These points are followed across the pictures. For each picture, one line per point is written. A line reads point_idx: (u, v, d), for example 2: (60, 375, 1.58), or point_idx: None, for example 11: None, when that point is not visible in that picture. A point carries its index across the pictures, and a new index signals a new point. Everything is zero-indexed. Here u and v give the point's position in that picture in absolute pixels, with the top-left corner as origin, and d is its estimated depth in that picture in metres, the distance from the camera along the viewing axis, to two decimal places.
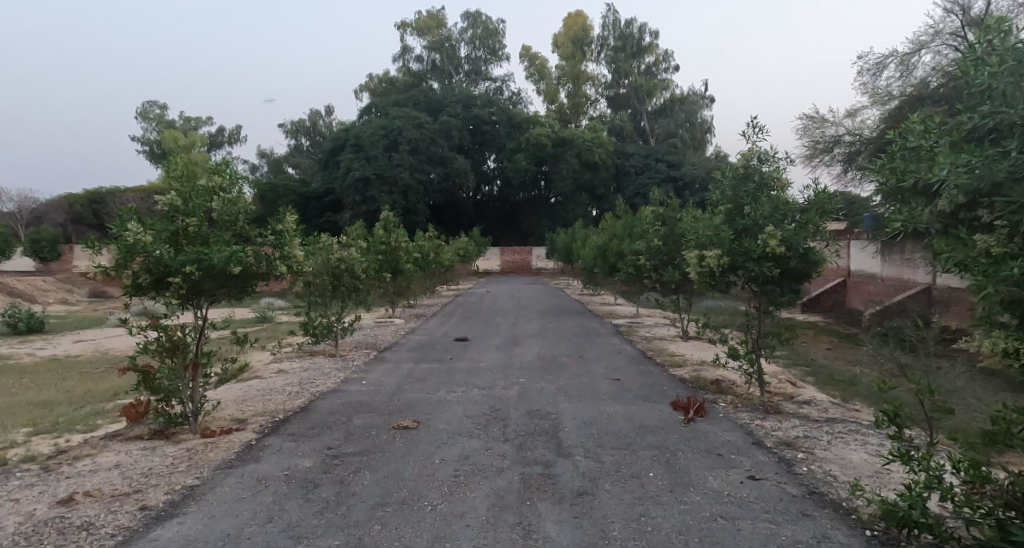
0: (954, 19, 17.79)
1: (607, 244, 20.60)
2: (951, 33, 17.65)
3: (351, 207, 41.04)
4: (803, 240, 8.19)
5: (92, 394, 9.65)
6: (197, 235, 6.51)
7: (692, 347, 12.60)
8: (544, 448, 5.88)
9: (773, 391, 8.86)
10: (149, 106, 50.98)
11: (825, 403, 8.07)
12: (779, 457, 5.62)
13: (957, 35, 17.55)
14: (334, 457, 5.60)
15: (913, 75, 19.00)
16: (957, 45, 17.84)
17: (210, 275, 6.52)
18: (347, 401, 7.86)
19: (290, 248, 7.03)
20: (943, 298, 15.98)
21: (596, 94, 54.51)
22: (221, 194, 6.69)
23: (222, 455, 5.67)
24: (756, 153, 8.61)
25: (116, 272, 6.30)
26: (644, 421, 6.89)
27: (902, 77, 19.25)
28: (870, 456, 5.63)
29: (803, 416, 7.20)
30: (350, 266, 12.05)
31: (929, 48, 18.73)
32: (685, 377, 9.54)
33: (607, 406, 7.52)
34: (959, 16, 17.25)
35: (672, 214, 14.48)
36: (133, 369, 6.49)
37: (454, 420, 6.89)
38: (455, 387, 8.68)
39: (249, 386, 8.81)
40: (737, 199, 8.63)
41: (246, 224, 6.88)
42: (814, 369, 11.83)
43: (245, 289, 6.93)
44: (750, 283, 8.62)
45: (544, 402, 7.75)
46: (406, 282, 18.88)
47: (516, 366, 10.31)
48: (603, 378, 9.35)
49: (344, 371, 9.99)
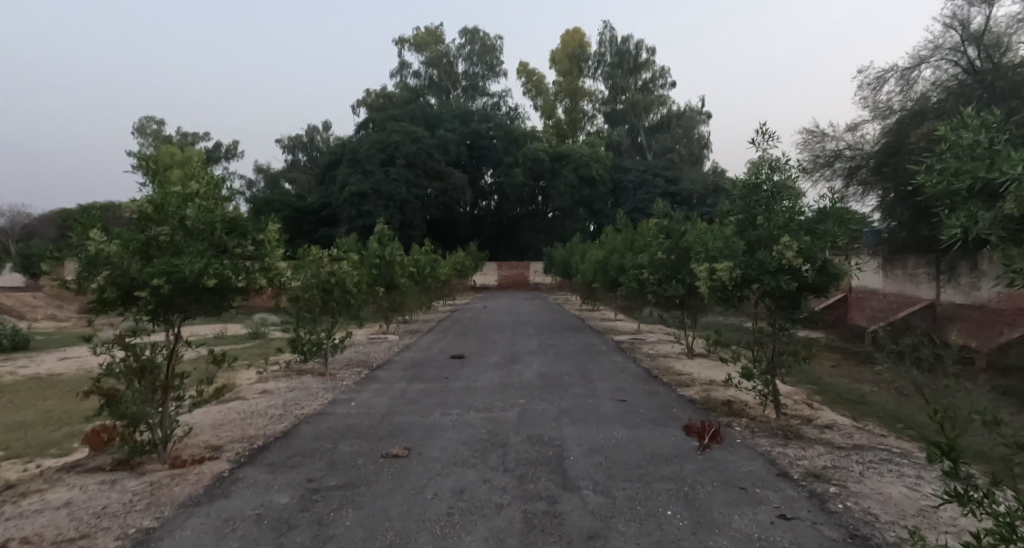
0: (954, 34, 17.54)
1: (607, 258, 20.17)
2: (951, 48, 17.47)
3: (347, 221, 40.67)
4: (823, 251, 7.61)
5: (67, 415, 9.11)
6: (169, 245, 5.95)
7: (698, 365, 12.00)
8: (548, 480, 5.31)
9: (790, 413, 8.31)
10: (145, 120, 50.73)
11: (847, 426, 7.53)
12: (809, 492, 5.05)
13: (957, 50, 17.36)
14: (314, 492, 5.01)
15: (914, 90, 18.70)
16: (957, 60, 17.58)
17: (183, 290, 5.91)
18: (333, 425, 7.28)
19: (272, 259, 6.48)
20: (950, 313, 16.07)
21: (594, 110, 54.37)
22: (192, 198, 6.08)
23: (188, 490, 5.05)
24: (766, 162, 8.13)
25: (79, 286, 5.71)
26: (656, 448, 6.32)
27: (902, 92, 18.95)
28: (911, 491, 5.06)
29: (828, 442, 6.62)
30: (341, 280, 11.50)
31: (929, 62, 18.50)
32: (694, 399, 9.02)
33: (615, 431, 6.95)
34: (959, 32, 17.09)
35: (677, 226, 13.84)
36: (97, 392, 5.88)
37: (448, 447, 6.31)
38: (451, 409, 8.11)
39: (230, 408, 8.22)
40: (749, 209, 8.09)
41: (224, 234, 6.28)
42: (823, 388, 11.47)
43: (222, 305, 6.30)
44: (765, 297, 8.04)
45: (546, 426, 7.19)
46: (401, 298, 18.34)
47: (515, 386, 9.71)
48: (608, 400, 8.76)
49: (333, 392, 9.41)
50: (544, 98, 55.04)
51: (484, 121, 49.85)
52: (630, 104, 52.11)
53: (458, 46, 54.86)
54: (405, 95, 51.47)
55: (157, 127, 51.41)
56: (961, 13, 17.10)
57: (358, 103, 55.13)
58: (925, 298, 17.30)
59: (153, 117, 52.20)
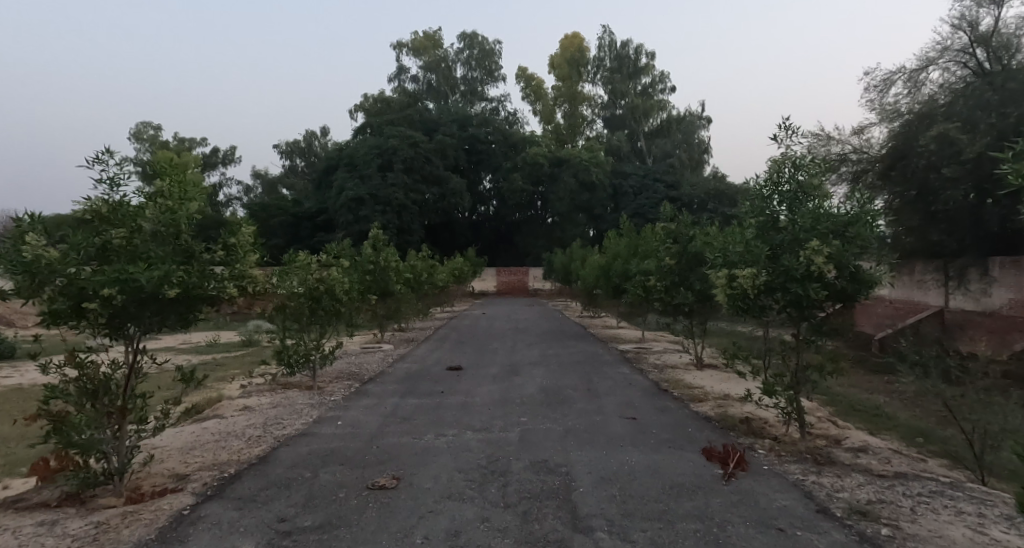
0: (963, 35, 16.94)
1: (610, 264, 19.48)
2: (959, 50, 16.87)
3: (344, 226, 40.03)
4: (854, 256, 6.97)
5: (33, 431, 8.39)
6: (128, 250, 5.28)
7: (709, 377, 11.32)
8: (556, 519, 4.63)
9: (815, 432, 7.63)
10: (141, 126, 50.15)
11: (881, 450, 6.84)
12: (858, 535, 4.37)
13: (965, 51, 16.77)
14: (285, 536, 4.32)
15: (922, 93, 18.08)
16: (965, 62, 16.99)
17: (141, 300, 5.22)
18: (315, 448, 6.58)
19: (244, 267, 5.82)
20: (958, 320, 15.78)
21: (593, 115, 53.86)
22: (152, 199, 5.53)
23: (139, 534, 4.36)
24: (789, 159, 7.52)
25: (24, 298, 5.03)
26: (675, 477, 5.64)
27: (910, 94, 18.32)
28: (975, 533, 4.37)
29: (864, 469, 5.94)
30: (331, 287, 10.81)
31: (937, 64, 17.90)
32: (710, 416, 8.34)
33: (627, 456, 6.26)
34: (968, 33, 16.48)
35: (686, 231, 13.13)
36: (45, 417, 5.19)
37: (442, 476, 5.63)
38: (445, 429, 7.42)
39: (205, 428, 7.52)
40: (772, 211, 7.43)
41: (191, 238, 5.63)
42: (839, 401, 10.83)
43: (188, 317, 5.62)
44: (790, 307, 7.35)
45: (550, 449, 6.50)
46: (396, 305, 17.63)
47: (516, 402, 9.01)
48: (617, 418, 8.07)
49: (319, 408, 8.71)
50: (543, 103, 54.52)
51: (482, 125, 49.28)
52: (629, 109, 51.55)
53: (457, 50, 54.31)
54: (402, 100, 50.88)
55: (153, 132, 50.81)
56: (970, 13, 16.50)
57: (356, 108, 54.57)
58: (933, 305, 16.96)
59: (149, 122, 51.58)
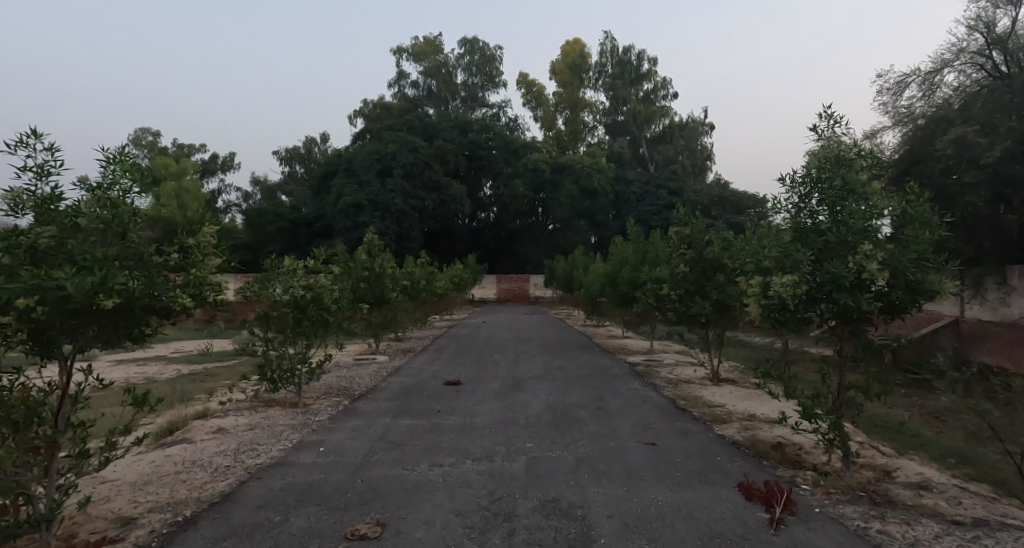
0: (979, 36, 16.09)
1: (618, 271, 18.59)
2: (974, 52, 16.04)
3: (343, 232, 39.18)
4: (909, 262, 6.10)
5: None
6: (61, 251, 4.40)
7: (729, 395, 10.41)
8: None
9: (860, 462, 6.72)
10: (139, 132, 49.49)
11: (941, 485, 5.95)
12: None
13: (981, 53, 15.95)
14: None
15: (937, 95, 17.25)
16: (981, 65, 16.16)
17: (75, 311, 4.33)
18: (290, 483, 5.67)
19: (204, 272, 4.93)
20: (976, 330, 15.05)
21: (594, 121, 53.14)
22: (88, 192, 4.70)
23: None
24: (830, 154, 6.64)
25: None
26: (713, 522, 4.75)
27: (924, 97, 17.50)
28: None
29: (934, 512, 5.05)
30: (318, 295, 9.88)
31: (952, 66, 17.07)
32: (738, 441, 7.43)
33: (652, 494, 5.37)
34: (984, 34, 15.64)
35: (701, 236, 12.22)
36: None
37: (436, 521, 4.73)
38: (441, 458, 6.50)
39: (168, 458, 6.59)
40: (812, 212, 6.55)
41: (140, 239, 4.75)
42: (867, 418, 9.95)
43: (136, 331, 4.72)
44: (835, 319, 6.48)
45: (561, 485, 5.60)
46: (392, 314, 16.72)
47: (519, 424, 8.09)
48: (635, 444, 7.17)
49: (301, 431, 7.79)
50: (544, 108, 53.81)
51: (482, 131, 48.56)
52: (631, 115, 50.83)
53: (458, 56, 53.60)
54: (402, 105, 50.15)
55: (152, 138, 50.12)
56: (988, 13, 15.68)
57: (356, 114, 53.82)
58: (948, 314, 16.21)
59: (148, 128, 50.92)
